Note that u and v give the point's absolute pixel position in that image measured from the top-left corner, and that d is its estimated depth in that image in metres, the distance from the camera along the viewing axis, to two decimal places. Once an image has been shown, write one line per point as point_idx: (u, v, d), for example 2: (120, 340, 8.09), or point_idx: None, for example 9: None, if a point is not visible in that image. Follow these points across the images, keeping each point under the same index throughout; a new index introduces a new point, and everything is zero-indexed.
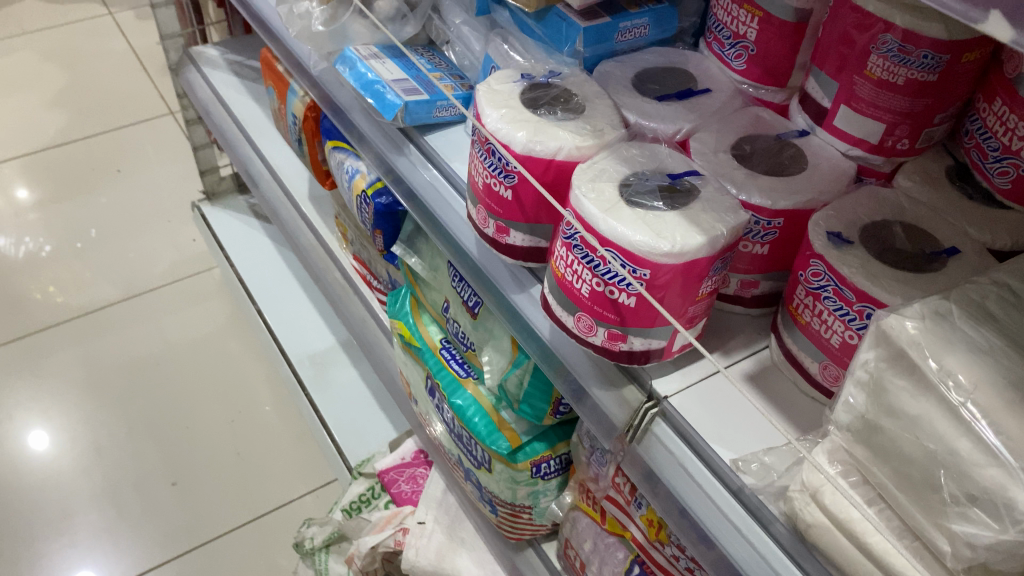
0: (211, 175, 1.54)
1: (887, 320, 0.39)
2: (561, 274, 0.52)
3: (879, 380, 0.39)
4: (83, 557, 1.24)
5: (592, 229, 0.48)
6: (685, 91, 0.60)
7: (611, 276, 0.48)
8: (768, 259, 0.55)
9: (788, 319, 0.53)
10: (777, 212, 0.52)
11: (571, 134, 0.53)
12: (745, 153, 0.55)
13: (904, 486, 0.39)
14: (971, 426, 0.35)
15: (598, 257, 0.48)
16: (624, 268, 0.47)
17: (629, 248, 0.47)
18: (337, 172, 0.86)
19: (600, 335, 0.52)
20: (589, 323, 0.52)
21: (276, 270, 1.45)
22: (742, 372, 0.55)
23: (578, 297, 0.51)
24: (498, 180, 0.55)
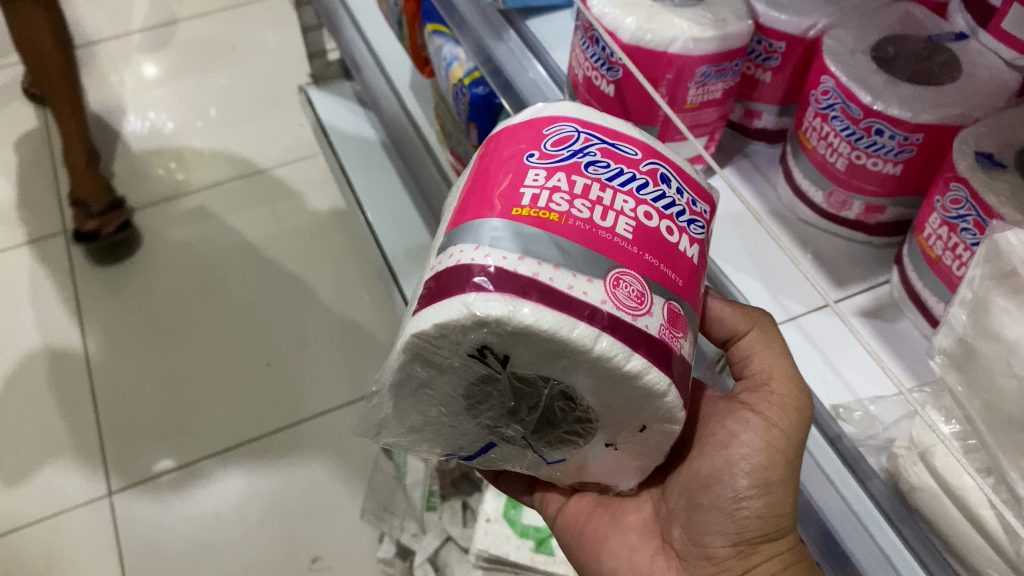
0: (319, 59, 1.53)
1: (1004, 237, 0.34)
2: (652, 227, 0.35)
3: (982, 299, 0.34)
4: (182, 425, 1.28)
5: (601, 132, 0.39)
6: (477, 448, 0.44)
7: (671, 210, 0.37)
8: (903, 181, 0.47)
9: (915, 252, 0.47)
10: (917, 126, 0.44)
11: (688, 22, 0.46)
12: (887, 56, 0.47)
13: (1002, 445, 0.34)
14: None
15: (650, 182, 0.37)
16: (672, 178, 0.38)
17: (678, 170, 0.39)
18: (435, 58, 0.82)
19: (635, 290, 0.33)
20: (630, 284, 0.33)
21: (377, 156, 1.41)
22: (857, 307, 0.49)
23: (674, 248, 0.36)
24: (526, 189, 0.35)
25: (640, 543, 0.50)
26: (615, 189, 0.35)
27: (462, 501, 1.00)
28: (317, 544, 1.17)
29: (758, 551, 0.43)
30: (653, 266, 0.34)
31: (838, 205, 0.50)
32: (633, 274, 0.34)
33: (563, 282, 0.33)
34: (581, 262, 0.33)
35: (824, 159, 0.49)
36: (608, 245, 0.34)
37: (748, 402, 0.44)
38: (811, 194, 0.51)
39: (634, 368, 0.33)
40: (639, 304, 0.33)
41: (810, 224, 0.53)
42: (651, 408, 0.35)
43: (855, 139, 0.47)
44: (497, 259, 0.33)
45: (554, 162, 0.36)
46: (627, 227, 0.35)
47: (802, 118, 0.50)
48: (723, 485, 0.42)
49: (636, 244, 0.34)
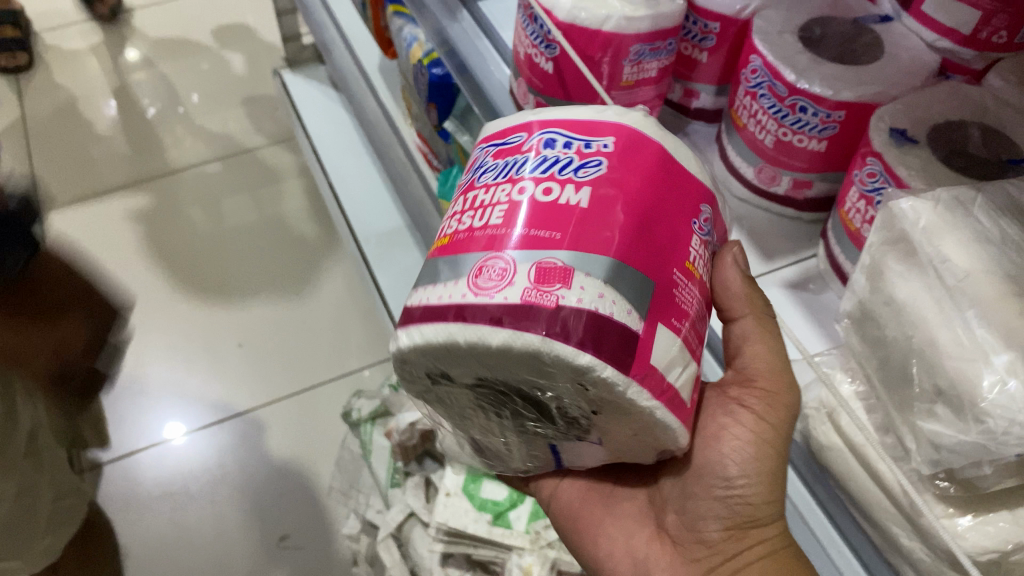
0: (294, 42, 1.53)
1: (897, 204, 0.36)
2: (522, 201, 0.35)
3: (877, 265, 0.36)
4: (152, 404, 1.29)
5: (506, 134, 0.40)
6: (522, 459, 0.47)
7: (551, 172, 0.36)
8: (828, 157, 0.49)
9: (838, 225, 0.49)
10: (839, 103, 0.46)
11: (622, 2, 0.48)
12: (814, 37, 0.49)
13: (893, 399, 0.36)
14: (986, 353, 0.31)
15: (528, 158, 0.37)
16: (558, 141, 0.37)
17: (573, 125, 0.38)
18: (397, 39, 0.83)
19: (500, 269, 0.33)
20: (493, 264, 0.34)
21: (350, 139, 1.42)
22: (784, 279, 0.51)
23: (552, 208, 0.34)
24: (444, 223, 0.39)
25: (636, 529, 0.49)
26: (496, 185, 0.37)
27: (424, 478, 1.00)
28: (287, 523, 1.19)
29: (748, 535, 0.43)
30: (519, 234, 0.34)
31: (768, 180, 0.52)
32: (495, 257, 0.34)
33: (439, 298, 0.35)
34: (456, 270, 0.35)
35: (754, 136, 0.51)
36: (476, 243, 0.35)
37: (737, 396, 0.43)
38: (742, 171, 0.53)
39: (504, 341, 0.32)
40: (499, 280, 0.33)
41: (742, 200, 0.55)
42: (564, 370, 0.33)
43: (781, 117, 0.49)
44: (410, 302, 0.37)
45: (463, 190, 0.40)
46: (499, 214, 0.35)
47: (734, 98, 0.52)
48: (713, 476, 0.42)
49: (506, 224, 0.35)
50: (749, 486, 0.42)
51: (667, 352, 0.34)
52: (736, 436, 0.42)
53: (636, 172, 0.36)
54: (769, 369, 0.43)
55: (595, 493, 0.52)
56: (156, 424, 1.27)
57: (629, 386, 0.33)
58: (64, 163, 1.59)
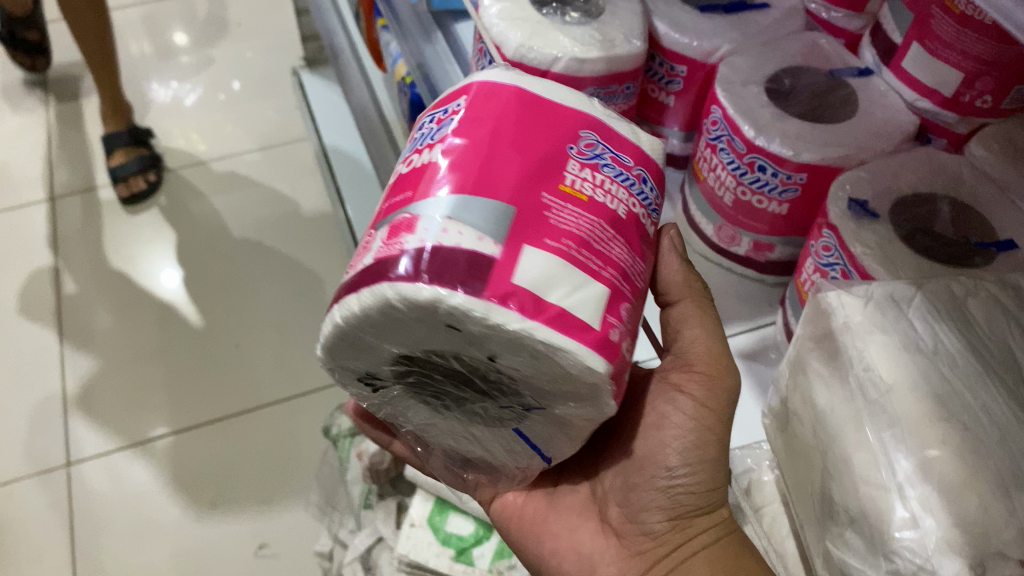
0: (313, 41, 1.50)
1: (826, 296, 0.32)
2: (401, 175, 0.33)
3: (800, 362, 0.32)
4: None
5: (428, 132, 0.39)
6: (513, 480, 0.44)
7: (425, 142, 0.34)
8: (790, 220, 0.45)
9: (795, 296, 0.45)
10: (801, 165, 0.42)
11: (573, 42, 0.45)
12: (783, 89, 0.45)
13: (811, 515, 0.32)
14: (900, 485, 0.27)
15: (417, 139, 0.35)
16: (435, 114, 0.35)
17: (451, 94, 0.36)
18: (385, 54, 0.80)
19: (370, 242, 0.32)
20: (369, 242, 0.32)
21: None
22: (737, 348, 0.47)
23: (416, 171, 0.32)
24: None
25: (579, 524, 0.44)
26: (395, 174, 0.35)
27: (397, 502, 0.96)
28: (266, 529, 1.08)
29: (694, 524, 0.39)
30: (389, 207, 0.32)
31: (727, 240, 0.48)
32: (371, 234, 0.32)
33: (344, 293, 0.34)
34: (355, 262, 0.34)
35: (713, 192, 0.47)
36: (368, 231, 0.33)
37: (677, 381, 0.40)
38: (703, 227, 0.49)
39: (369, 303, 0.30)
40: (367, 253, 0.31)
41: (702, 256, 0.51)
42: (428, 314, 0.29)
43: (740, 174, 0.45)
44: None
45: None
46: (385, 195, 0.34)
47: (697, 148, 0.49)
48: (655, 465, 0.39)
49: (386, 201, 0.33)
50: (689, 477, 0.39)
51: (542, 273, 0.29)
52: (674, 425, 0.39)
53: (499, 110, 0.33)
54: (708, 354, 0.40)
55: (536, 492, 0.46)
56: (171, 411, 1.17)
57: (493, 309, 0.28)
58: (72, 124, 1.48)
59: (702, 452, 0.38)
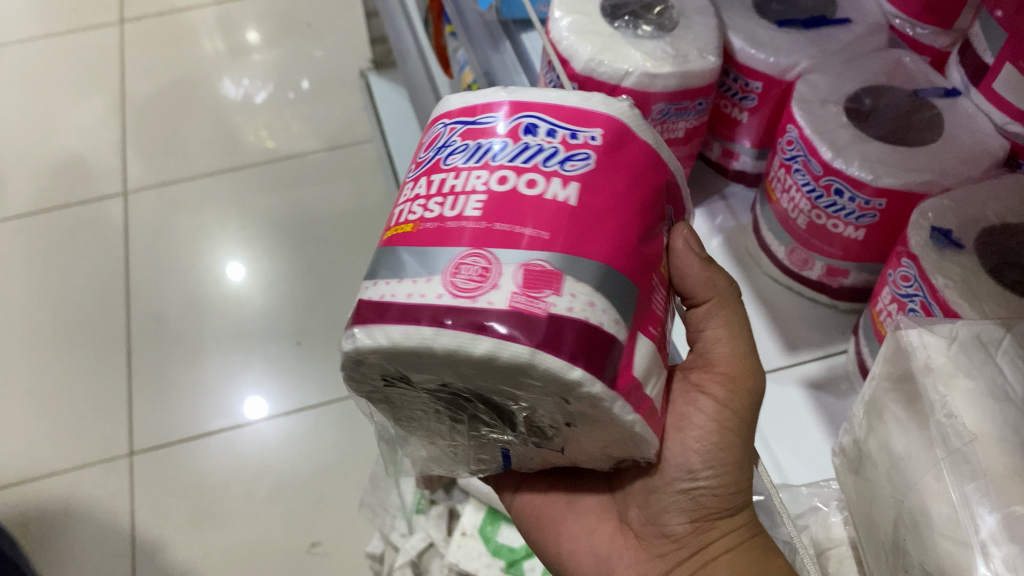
0: (381, 45, 1.52)
1: (907, 335, 0.31)
2: (504, 195, 0.28)
3: (877, 403, 0.31)
4: None
5: (478, 108, 0.32)
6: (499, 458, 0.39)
7: (532, 162, 0.29)
8: (866, 246, 0.43)
9: (870, 325, 0.43)
10: (880, 190, 0.40)
11: (646, 56, 0.44)
12: (863, 109, 0.43)
13: (882, 564, 0.30)
14: (980, 544, 0.25)
15: (507, 143, 0.30)
16: (538, 124, 0.30)
17: (561, 108, 0.31)
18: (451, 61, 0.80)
19: (486, 271, 0.27)
20: (472, 266, 0.27)
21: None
22: (805, 376, 0.45)
23: (533, 202, 0.28)
24: (401, 209, 0.31)
25: (597, 526, 0.44)
26: (467, 171, 0.30)
27: (448, 507, 0.96)
28: (317, 527, 1.09)
29: (716, 527, 0.38)
30: (500, 233, 0.28)
31: (799, 263, 0.47)
32: (477, 253, 0.28)
33: (404, 292, 0.28)
34: (441, 260, 0.28)
35: (787, 214, 0.46)
36: (449, 238, 0.28)
37: (697, 382, 0.39)
38: (774, 249, 0.48)
39: (487, 353, 0.26)
40: (481, 282, 0.27)
41: (771, 279, 0.49)
42: (554, 387, 0.27)
43: (815, 197, 0.43)
44: (372, 288, 0.29)
45: (423, 167, 0.32)
46: (474, 204, 0.29)
47: (770, 167, 0.47)
48: (676, 469, 0.38)
49: (482, 217, 0.28)
50: (717, 481, 0.38)
51: (647, 362, 0.30)
52: (692, 424, 0.38)
53: (625, 171, 0.30)
54: (732, 355, 0.39)
55: (560, 495, 0.47)
56: (233, 404, 1.18)
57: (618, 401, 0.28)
58: (145, 118, 1.52)
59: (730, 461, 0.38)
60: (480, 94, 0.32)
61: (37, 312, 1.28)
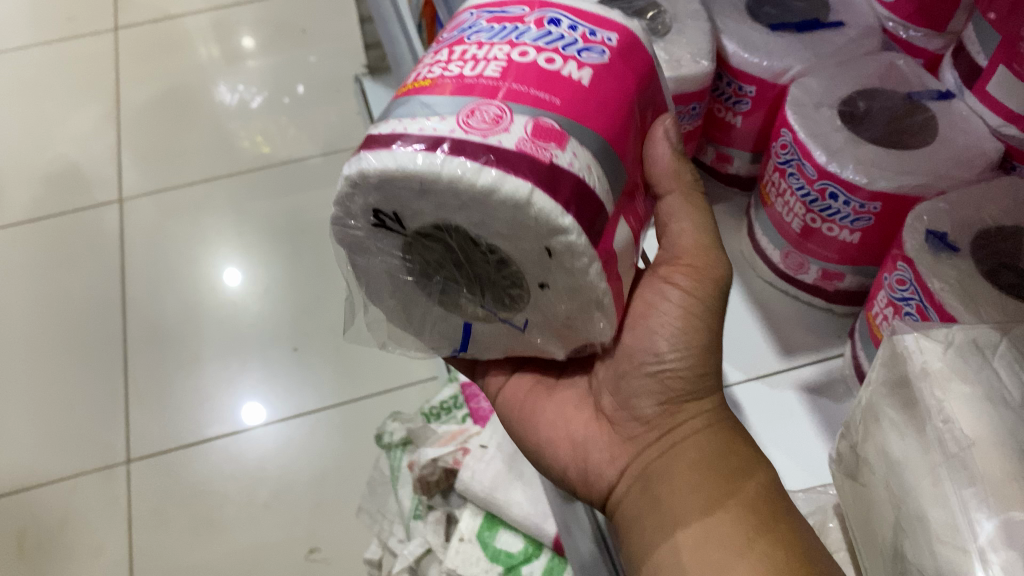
0: (375, 50, 1.51)
1: (902, 339, 0.30)
2: (524, 65, 0.31)
3: (872, 409, 0.31)
4: None
5: (505, 1, 0.35)
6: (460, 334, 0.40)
7: (553, 43, 0.32)
8: (861, 250, 0.43)
9: (865, 328, 0.43)
10: (874, 194, 0.40)
11: None
12: (857, 113, 0.43)
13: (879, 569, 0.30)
14: (975, 551, 0.25)
15: (532, 28, 0.33)
16: (562, 17, 0.33)
17: (581, 11, 0.34)
18: None
19: (499, 115, 0.30)
20: (490, 114, 0.30)
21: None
22: (802, 380, 0.45)
23: (552, 77, 0.31)
24: (419, 72, 0.34)
25: (576, 413, 0.46)
26: (490, 44, 0.32)
27: (446, 513, 0.95)
28: (318, 533, 1.08)
29: (684, 410, 0.42)
30: (518, 91, 0.30)
31: (795, 267, 0.46)
32: (491, 103, 0.30)
33: (423, 126, 0.30)
34: (466, 103, 0.30)
35: (781, 217, 0.45)
36: (472, 90, 0.31)
37: (666, 273, 0.41)
38: (769, 253, 0.48)
39: (487, 182, 0.29)
40: (494, 124, 0.30)
41: (766, 283, 0.49)
42: (538, 228, 0.30)
43: (809, 201, 0.43)
44: (391, 123, 0.32)
45: (447, 45, 0.34)
46: (495, 68, 0.31)
47: (765, 171, 0.47)
48: (641, 352, 0.41)
49: (504, 79, 0.31)
50: (685, 365, 0.41)
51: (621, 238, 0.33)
52: (663, 313, 0.40)
53: (629, 74, 0.34)
54: (696, 245, 0.41)
55: (540, 386, 0.48)
56: (232, 410, 1.17)
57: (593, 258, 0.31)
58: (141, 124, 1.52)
59: (695, 349, 0.41)
60: None
61: (31, 319, 1.28)
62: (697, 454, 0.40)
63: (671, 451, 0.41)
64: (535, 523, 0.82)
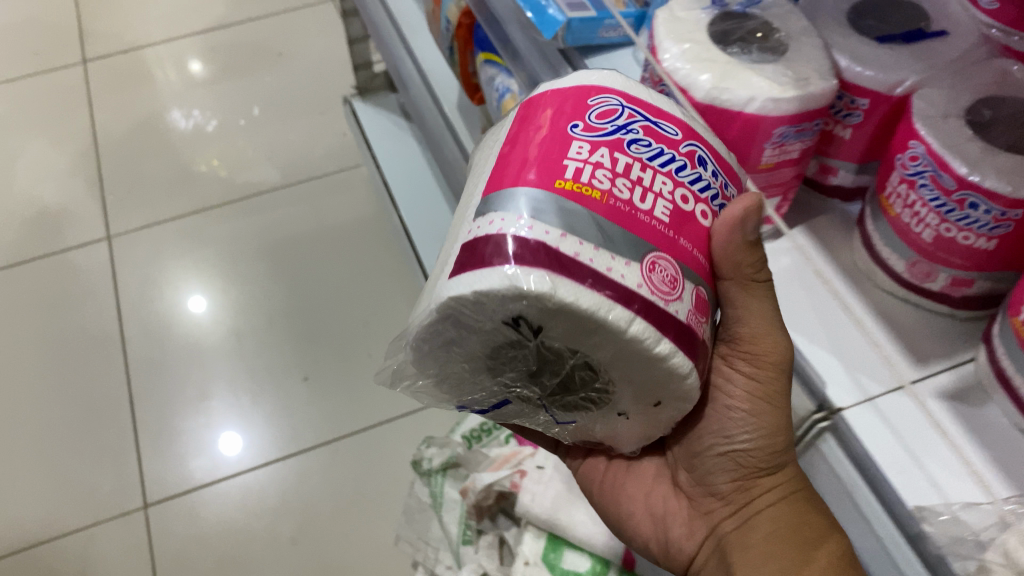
0: (364, 71, 1.52)
1: None
2: (683, 211, 0.39)
3: None
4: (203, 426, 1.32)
5: (648, 109, 0.41)
6: (493, 401, 0.46)
7: (701, 192, 0.40)
8: (995, 255, 0.43)
9: (1007, 333, 0.41)
10: (1016, 201, 0.40)
11: (769, 82, 0.43)
12: (983, 120, 0.42)
13: None
14: None
15: (686, 164, 0.40)
16: (707, 160, 0.41)
17: (713, 152, 0.42)
18: (487, 88, 0.79)
19: (665, 275, 0.37)
20: (660, 270, 0.37)
21: (426, 186, 1.40)
22: (941, 388, 0.45)
23: (697, 236, 0.39)
24: (572, 161, 0.38)
25: (657, 485, 0.58)
26: (654, 171, 0.38)
27: (498, 537, 0.94)
28: None
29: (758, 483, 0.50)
30: (683, 250, 0.38)
31: (922, 276, 0.47)
32: (667, 259, 0.37)
33: (592, 258, 0.36)
34: (652, 252, 0.37)
35: (909, 227, 0.46)
36: (648, 229, 0.37)
37: (727, 357, 0.49)
38: (892, 263, 0.48)
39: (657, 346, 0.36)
40: (671, 288, 0.37)
41: (887, 292, 0.49)
42: (664, 377, 0.38)
43: (945, 211, 0.43)
44: (539, 230, 0.36)
45: (598, 135, 0.39)
46: (664, 211, 0.38)
47: (887, 182, 0.47)
48: (713, 437, 0.50)
49: (676, 231, 0.38)
50: (755, 446, 0.49)
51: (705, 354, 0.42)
52: (731, 402, 0.49)
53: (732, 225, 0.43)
54: (774, 346, 0.46)
55: (621, 464, 0.60)
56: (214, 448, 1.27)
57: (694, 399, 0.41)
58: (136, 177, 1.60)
59: (769, 428, 0.48)
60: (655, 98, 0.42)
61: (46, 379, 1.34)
62: (773, 524, 0.48)
63: (750, 521, 0.50)
64: (601, 542, 0.82)
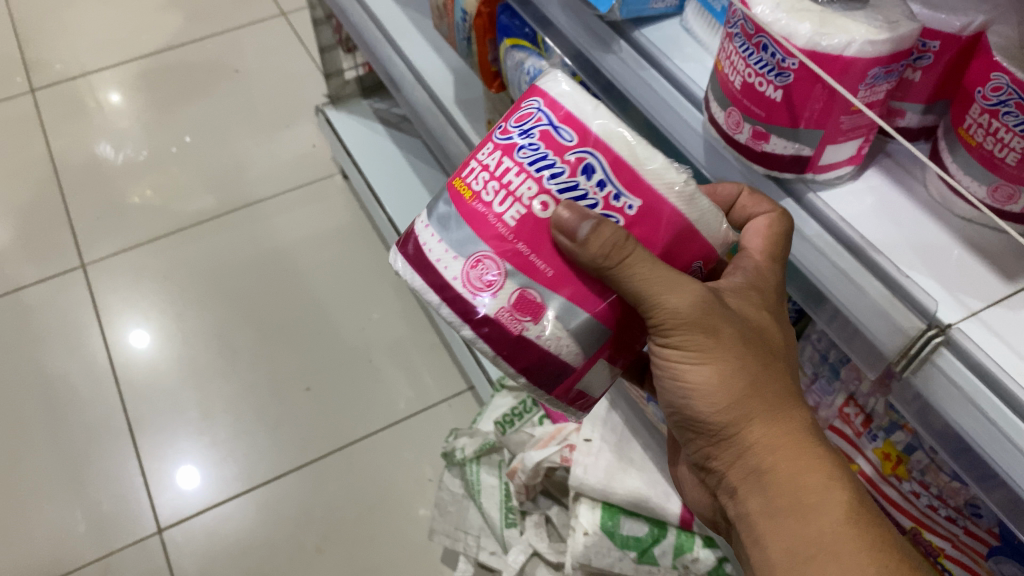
0: (336, 79, 1.53)
1: None
2: (534, 218, 0.45)
3: None
4: (205, 444, 1.31)
5: (564, 112, 0.45)
6: None
7: (571, 199, 0.45)
8: None
9: None
10: None
11: (864, 26, 0.46)
12: None
13: None
14: None
15: (563, 172, 0.45)
16: (592, 170, 0.44)
17: (619, 162, 0.44)
18: (514, 72, 0.82)
19: (491, 277, 0.46)
20: (486, 272, 0.46)
21: (412, 187, 1.42)
22: None
23: (548, 245, 0.46)
24: (472, 165, 0.48)
25: None
26: (524, 177, 0.45)
27: (542, 516, 0.98)
28: None
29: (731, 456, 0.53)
30: (524, 255, 0.46)
31: (1004, 199, 0.50)
32: (491, 262, 0.46)
33: (438, 256, 0.48)
34: (482, 254, 0.46)
35: (992, 154, 0.49)
36: (483, 233, 0.46)
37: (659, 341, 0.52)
38: (974, 191, 0.51)
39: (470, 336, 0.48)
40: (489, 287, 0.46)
41: (965, 220, 0.53)
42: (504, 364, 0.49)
43: None
44: (425, 228, 0.50)
45: (505, 139, 0.47)
46: (513, 216, 0.46)
47: (965, 116, 0.50)
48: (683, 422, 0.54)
49: (514, 236, 0.46)
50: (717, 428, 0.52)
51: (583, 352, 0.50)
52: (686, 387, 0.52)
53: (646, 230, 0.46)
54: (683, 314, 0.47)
55: None
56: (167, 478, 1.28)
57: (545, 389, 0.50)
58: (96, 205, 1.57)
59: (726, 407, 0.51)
60: (576, 101, 0.45)
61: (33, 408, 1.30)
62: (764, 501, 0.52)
63: (739, 492, 0.54)
64: (657, 505, 0.84)
